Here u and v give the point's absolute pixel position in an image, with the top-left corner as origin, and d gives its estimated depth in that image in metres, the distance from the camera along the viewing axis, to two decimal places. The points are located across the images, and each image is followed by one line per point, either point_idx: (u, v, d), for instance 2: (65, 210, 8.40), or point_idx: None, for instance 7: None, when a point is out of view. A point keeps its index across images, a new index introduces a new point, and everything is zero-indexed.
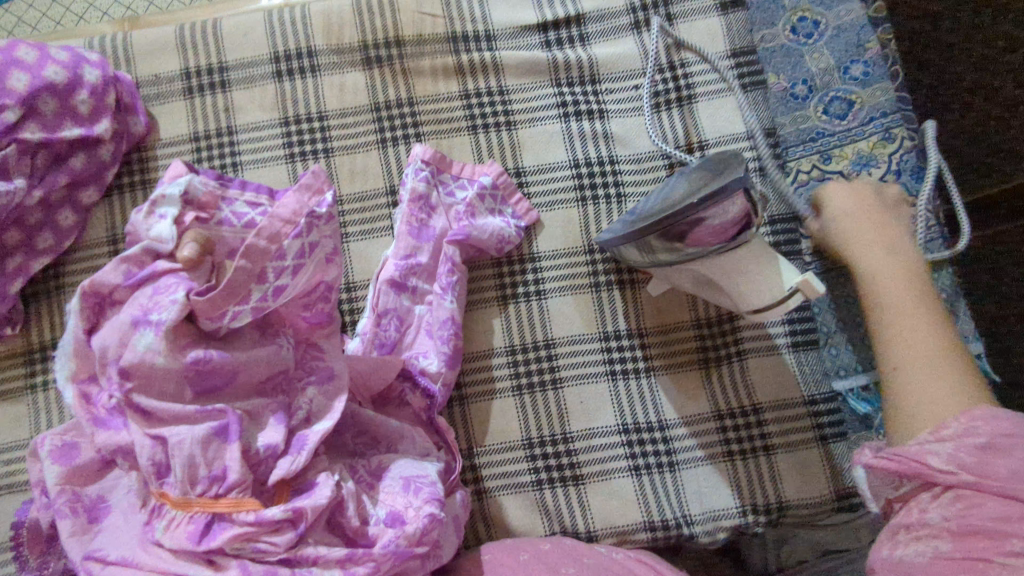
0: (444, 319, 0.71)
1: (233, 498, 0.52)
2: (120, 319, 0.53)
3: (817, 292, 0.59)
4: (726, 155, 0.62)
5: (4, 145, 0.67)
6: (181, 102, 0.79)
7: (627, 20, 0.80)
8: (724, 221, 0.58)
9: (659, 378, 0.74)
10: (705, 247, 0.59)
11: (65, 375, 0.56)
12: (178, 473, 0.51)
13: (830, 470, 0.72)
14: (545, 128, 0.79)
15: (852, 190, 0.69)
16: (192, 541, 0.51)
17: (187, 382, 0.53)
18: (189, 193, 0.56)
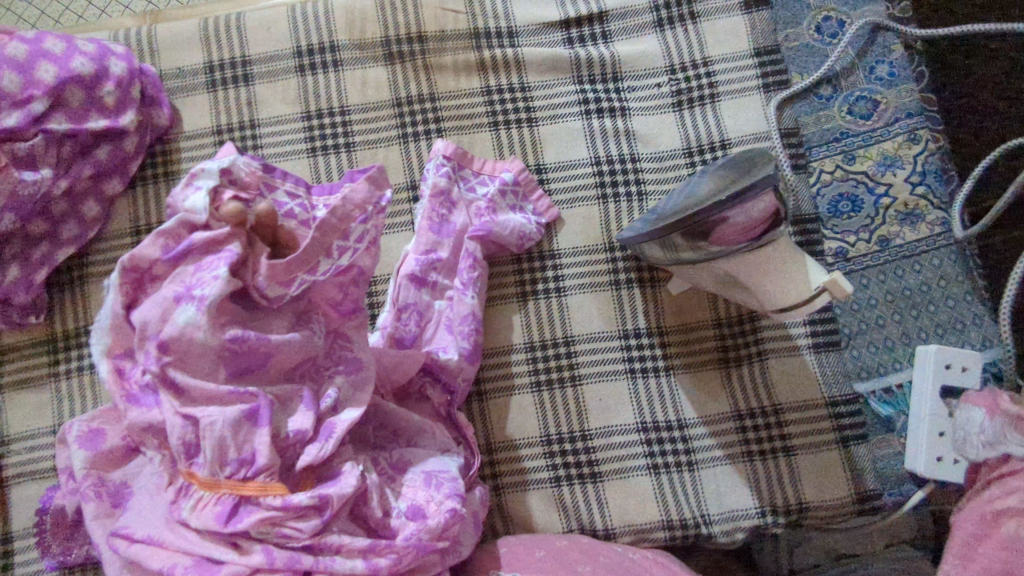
0: (465, 314, 0.71)
1: (260, 482, 0.52)
2: (160, 293, 0.52)
3: (846, 292, 0.59)
4: (751, 151, 0.61)
5: (31, 135, 0.68)
6: (204, 95, 0.79)
7: (650, 17, 0.80)
8: (750, 220, 0.57)
9: (679, 376, 0.74)
10: (730, 246, 0.59)
11: (99, 349, 0.54)
12: (208, 454, 0.51)
13: (850, 473, 0.72)
14: (567, 125, 0.78)
15: None
16: (219, 522, 0.51)
17: (223, 362, 0.52)
18: (230, 171, 0.54)
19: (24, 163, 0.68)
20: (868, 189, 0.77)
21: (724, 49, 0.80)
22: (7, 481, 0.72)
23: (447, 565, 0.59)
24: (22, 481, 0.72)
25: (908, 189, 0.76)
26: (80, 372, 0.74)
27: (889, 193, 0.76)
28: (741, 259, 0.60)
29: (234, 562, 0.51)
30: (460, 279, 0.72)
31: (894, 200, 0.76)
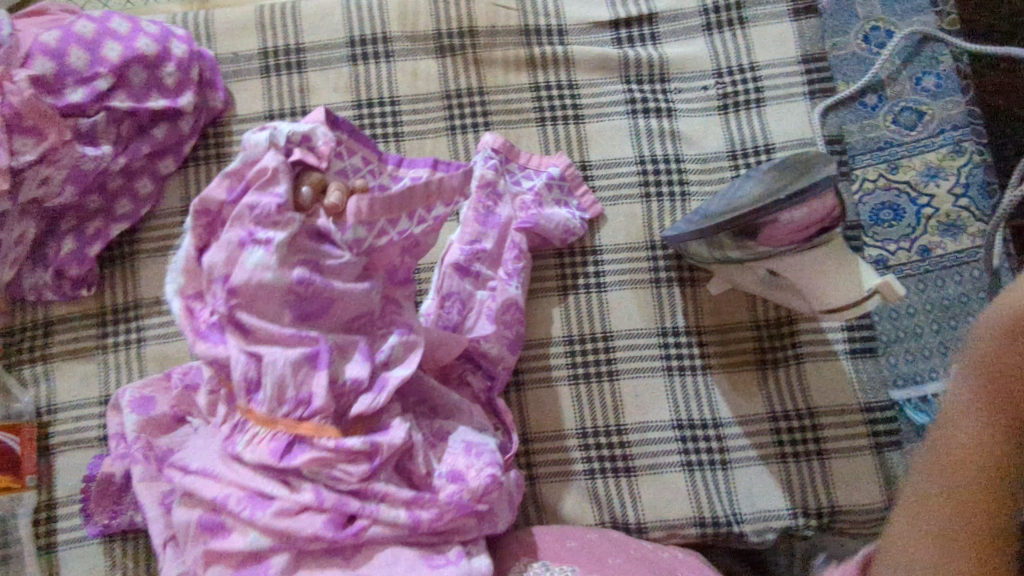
0: (508, 304, 0.72)
1: (315, 424, 0.53)
2: (226, 236, 0.51)
3: (899, 296, 0.61)
4: (806, 155, 0.62)
5: (95, 112, 0.69)
6: (258, 81, 0.81)
7: (699, 21, 0.81)
8: (800, 221, 0.58)
9: (715, 376, 0.75)
10: (777, 246, 0.60)
11: (172, 287, 0.54)
12: (269, 391, 0.53)
13: (883, 478, 0.72)
14: (613, 123, 0.79)
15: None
16: (274, 457, 0.53)
17: (288, 305, 0.52)
18: (308, 137, 0.52)
19: (85, 138, 0.69)
20: (910, 199, 0.77)
21: (772, 55, 0.80)
22: (51, 449, 0.73)
23: (483, 531, 0.61)
24: (68, 449, 0.73)
25: (951, 200, 0.77)
26: (128, 345, 0.75)
27: (932, 204, 0.77)
28: (787, 259, 0.61)
29: (285, 498, 0.54)
30: (504, 271, 0.73)
31: (937, 210, 0.77)
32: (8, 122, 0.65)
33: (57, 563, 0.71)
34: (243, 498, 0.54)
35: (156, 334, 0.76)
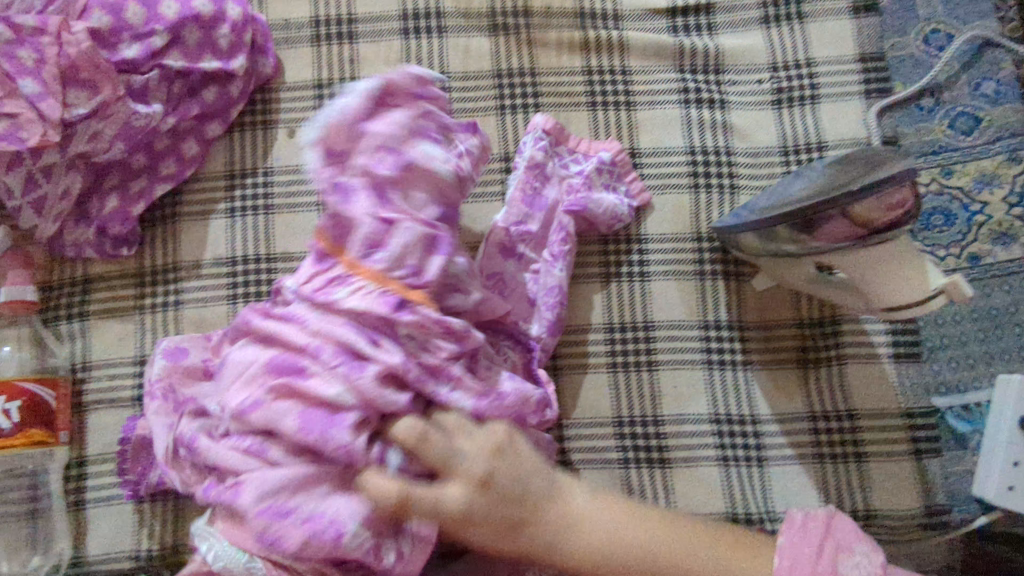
0: (552, 284, 0.72)
1: (422, 295, 0.61)
2: (394, 120, 0.66)
3: (966, 295, 0.59)
4: (869, 152, 0.62)
5: (148, 69, 0.69)
6: (308, 49, 0.80)
7: (758, 13, 0.80)
8: (857, 222, 0.57)
9: (755, 372, 0.74)
10: (830, 245, 0.60)
11: (310, 139, 0.64)
12: (392, 252, 0.61)
13: (921, 485, 0.71)
14: (665, 112, 0.78)
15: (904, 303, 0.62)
16: (386, 309, 0.60)
17: (436, 194, 0.66)
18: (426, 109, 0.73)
19: (137, 96, 0.69)
20: (962, 206, 0.76)
21: (829, 51, 0.79)
22: (86, 407, 0.73)
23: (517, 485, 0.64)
24: (102, 407, 0.73)
25: (1005, 208, 0.76)
26: (166, 307, 0.75)
27: (984, 211, 0.76)
28: (839, 258, 0.61)
29: (378, 358, 0.59)
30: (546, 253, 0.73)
31: (990, 218, 0.76)
32: (64, 74, 0.65)
33: (85, 521, 0.71)
34: (334, 353, 0.58)
35: (195, 304, 0.75)
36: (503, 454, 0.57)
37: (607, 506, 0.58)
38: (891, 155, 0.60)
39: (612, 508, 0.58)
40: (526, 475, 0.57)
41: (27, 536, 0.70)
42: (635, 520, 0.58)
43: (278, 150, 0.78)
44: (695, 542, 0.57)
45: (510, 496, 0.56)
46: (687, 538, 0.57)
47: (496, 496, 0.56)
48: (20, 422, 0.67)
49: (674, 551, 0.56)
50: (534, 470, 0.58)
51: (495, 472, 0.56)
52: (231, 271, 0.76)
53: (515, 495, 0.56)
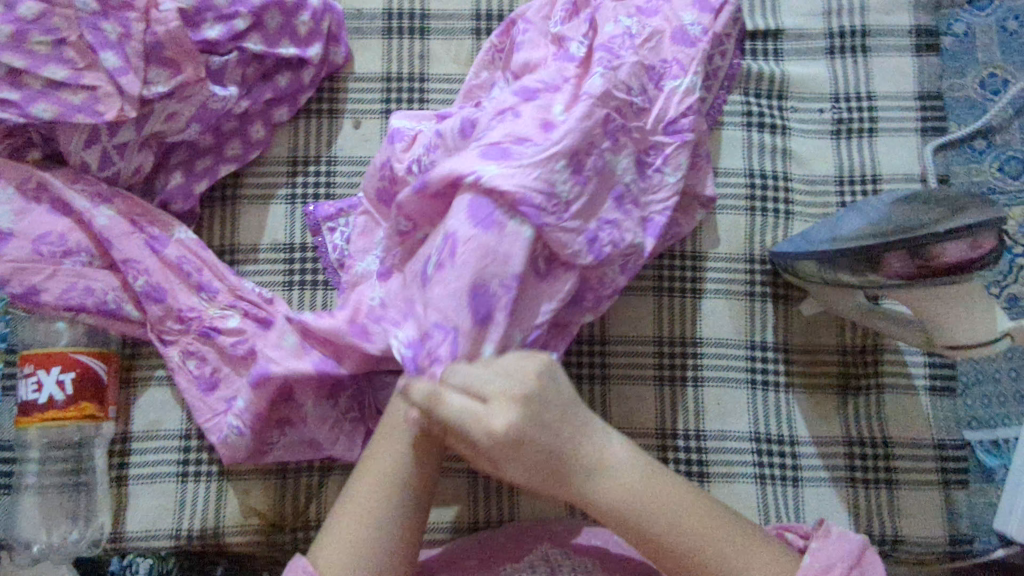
0: (636, 31, 0.67)
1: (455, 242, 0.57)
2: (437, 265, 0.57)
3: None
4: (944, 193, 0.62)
5: (227, 51, 0.69)
6: (379, 41, 0.79)
7: (823, 44, 0.82)
8: (910, 258, 0.58)
9: (796, 395, 0.76)
10: (887, 280, 0.62)
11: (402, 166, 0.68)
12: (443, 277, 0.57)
13: (947, 516, 0.74)
14: (728, 133, 0.79)
15: (603, 469, 0.53)
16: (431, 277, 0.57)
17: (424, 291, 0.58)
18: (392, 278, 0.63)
19: (214, 77, 0.69)
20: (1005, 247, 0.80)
21: (890, 87, 0.81)
22: (133, 382, 0.73)
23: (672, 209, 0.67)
24: (149, 385, 0.73)
25: None
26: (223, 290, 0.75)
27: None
28: (896, 290, 0.62)
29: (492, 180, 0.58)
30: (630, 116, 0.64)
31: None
32: (147, 51, 0.65)
33: (126, 497, 0.71)
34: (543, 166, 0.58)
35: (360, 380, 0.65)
36: (533, 401, 0.50)
37: (630, 463, 0.53)
38: (975, 198, 0.59)
39: (639, 481, 0.53)
40: (553, 427, 0.51)
41: (70, 508, 0.71)
42: (655, 512, 0.53)
43: (343, 140, 0.78)
44: (707, 535, 0.53)
45: (530, 438, 0.50)
46: (711, 531, 0.53)
47: (531, 418, 0.50)
48: (73, 394, 0.67)
49: (689, 526, 0.53)
50: (642, 485, 0.53)
51: (539, 401, 0.50)
52: (288, 258, 0.75)
53: (556, 409, 0.51)
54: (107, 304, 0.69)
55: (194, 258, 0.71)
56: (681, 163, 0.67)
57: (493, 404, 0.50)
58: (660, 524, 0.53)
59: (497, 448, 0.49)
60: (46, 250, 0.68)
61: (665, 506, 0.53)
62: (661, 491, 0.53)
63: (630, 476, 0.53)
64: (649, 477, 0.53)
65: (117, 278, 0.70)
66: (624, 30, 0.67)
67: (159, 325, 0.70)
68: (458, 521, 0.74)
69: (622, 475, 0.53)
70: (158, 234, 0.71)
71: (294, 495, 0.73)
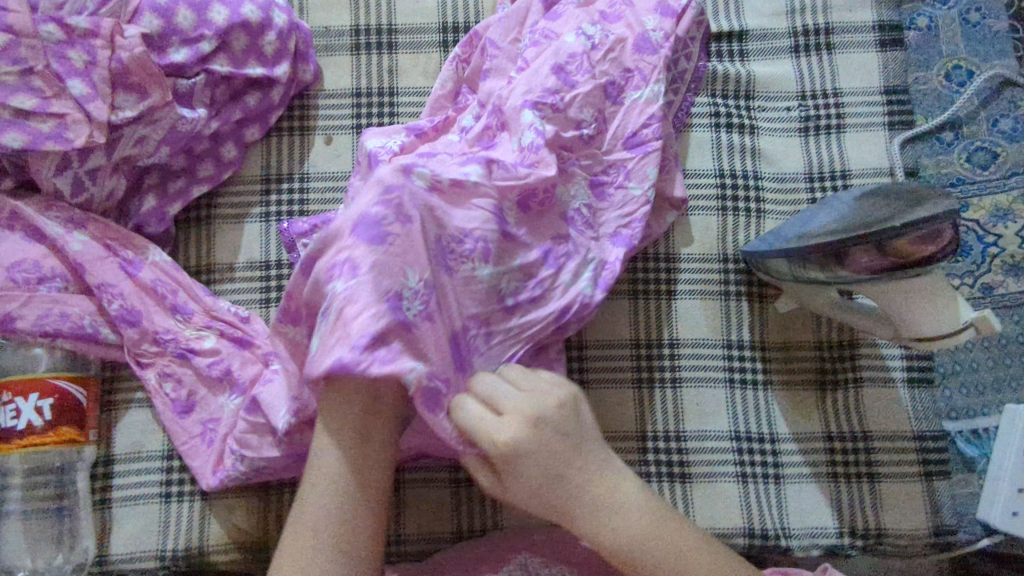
0: (595, 42, 0.68)
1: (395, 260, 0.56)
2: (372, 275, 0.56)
3: (995, 330, 0.60)
4: (903, 187, 0.63)
5: (194, 74, 0.70)
6: (347, 57, 0.80)
7: (788, 43, 0.83)
8: (876, 249, 0.59)
9: (774, 392, 0.77)
10: (855, 274, 0.62)
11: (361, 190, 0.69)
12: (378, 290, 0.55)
13: (931, 507, 0.74)
14: (697, 135, 0.80)
15: (615, 504, 0.55)
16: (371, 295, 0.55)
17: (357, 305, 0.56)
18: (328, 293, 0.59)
19: (182, 100, 0.70)
20: (977, 237, 0.80)
21: (856, 83, 0.81)
22: (114, 405, 0.73)
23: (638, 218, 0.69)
24: (129, 408, 0.73)
25: (1017, 242, 0.80)
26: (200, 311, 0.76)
27: (997, 244, 0.80)
28: (865, 285, 0.62)
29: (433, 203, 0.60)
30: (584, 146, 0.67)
31: (1002, 251, 0.80)
32: (113, 77, 0.66)
33: (109, 520, 0.71)
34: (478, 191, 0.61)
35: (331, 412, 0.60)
36: (544, 427, 0.54)
37: (642, 504, 0.56)
38: (931, 190, 0.60)
39: (648, 522, 0.55)
40: (560, 453, 0.55)
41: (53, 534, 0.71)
42: (653, 543, 0.55)
43: (315, 156, 0.78)
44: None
45: (536, 461, 0.54)
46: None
47: (540, 440, 0.54)
48: (52, 418, 0.68)
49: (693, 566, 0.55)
50: (649, 525, 0.55)
51: (555, 425, 0.55)
52: (265, 276, 0.76)
53: (564, 440, 0.55)
54: (83, 329, 0.70)
55: (169, 279, 0.72)
56: (646, 175, 0.69)
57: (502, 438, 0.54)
58: (660, 565, 0.55)
59: (505, 457, 0.54)
60: (21, 277, 0.69)
61: (668, 549, 0.55)
62: (668, 534, 0.55)
63: (638, 514, 0.56)
64: (658, 516, 0.56)
65: (93, 303, 0.71)
66: (581, 45, 0.67)
67: (136, 348, 0.71)
68: (442, 531, 0.74)
69: (622, 506, 0.55)
70: (132, 257, 0.72)
71: (277, 512, 0.73)
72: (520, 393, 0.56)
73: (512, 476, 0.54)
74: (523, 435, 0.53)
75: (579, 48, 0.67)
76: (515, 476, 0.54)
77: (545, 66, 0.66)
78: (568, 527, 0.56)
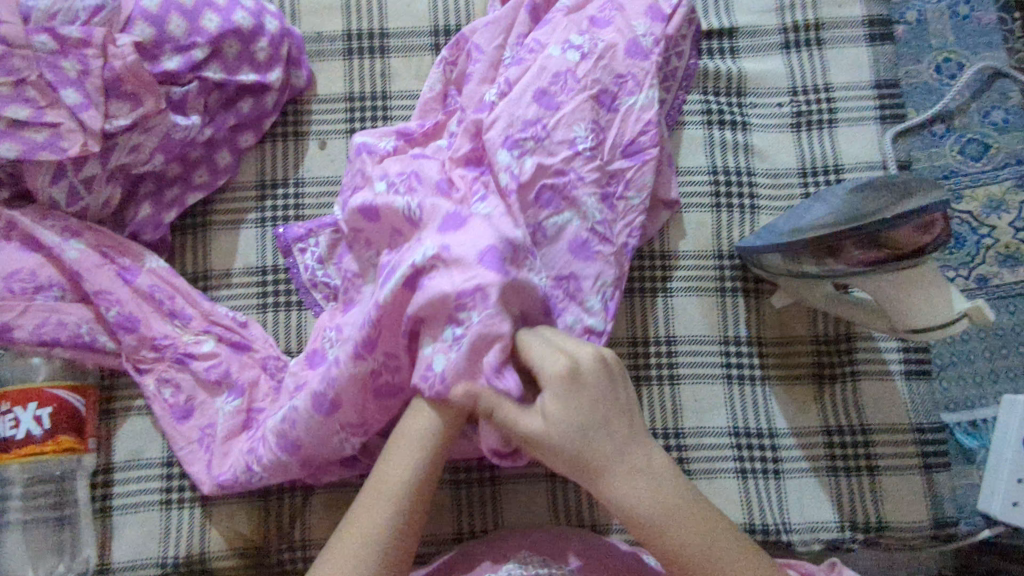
0: (586, 53, 0.68)
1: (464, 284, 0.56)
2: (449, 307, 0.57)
3: (989, 320, 0.61)
4: (893, 179, 0.63)
5: (187, 81, 0.70)
6: (340, 62, 0.81)
7: (778, 39, 0.83)
8: (868, 240, 0.59)
9: (773, 387, 0.77)
10: (849, 267, 0.62)
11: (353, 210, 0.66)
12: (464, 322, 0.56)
13: (931, 499, 0.74)
14: (689, 133, 0.80)
15: (654, 475, 0.53)
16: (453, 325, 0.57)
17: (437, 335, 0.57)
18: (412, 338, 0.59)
19: (176, 108, 0.70)
20: (971, 229, 0.80)
21: (847, 78, 0.82)
22: (113, 413, 0.74)
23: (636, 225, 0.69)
24: (128, 415, 0.73)
25: (1011, 232, 0.80)
26: None
27: (991, 235, 0.80)
28: (859, 277, 0.62)
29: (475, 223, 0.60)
30: (581, 163, 0.66)
31: (997, 242, 0.80)
32: (107, 86, 0.67)
33: (111, 528, 0.71)
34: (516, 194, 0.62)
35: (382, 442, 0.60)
36: (591, 371, 0.53)
37: (680, 483, 0.53)
38: (919, 182, 0.61)
39: (681, 503, 0.52)
40: (609, 407, 0.53)
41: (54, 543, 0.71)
42: (683, 517, 0.52)
43: (309, 161, 0.78)
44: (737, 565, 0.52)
45: (582, 404, 0.52)
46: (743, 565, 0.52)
47: (586, 389, 0.53)
48: (51, 427, 0.68)
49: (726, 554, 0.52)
50: (684, 504, 0.52)
51: (603, 380, 0.54)
52: (261, 281, 0.76)
53: (605, 395, 0.53)
54: (81, 337, 0.70)
55: (166, 286, 0.72)
56: (645, 183, 0.69)
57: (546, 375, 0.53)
58: (692, 539, 0.52)
59: (552, 390, 0.53)
60: (17, 287, 0.69)
61: (703, 529, 0.52)
62: (704, 517, 0.52)
63: (677, 488, 0.53)
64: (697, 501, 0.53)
65: (90, 311, 0.71)
66: (569, 62, 0.67)
67: (134, 355, 0.71)
68: (444, 532, 0.74)
69: (656, 472, 0.53)
70: (129, 264, 0.72)
71: (278, 516, 0.73)
72: (570, 347, 0.55)
73: (555, 417, 0.52)
74: (560, 379, 0.53)
75: (564, 66, 0.67)
76: (557, 413, 0.52)
77: (527, 94, 0.66)
78: (591, 483, 0.53)
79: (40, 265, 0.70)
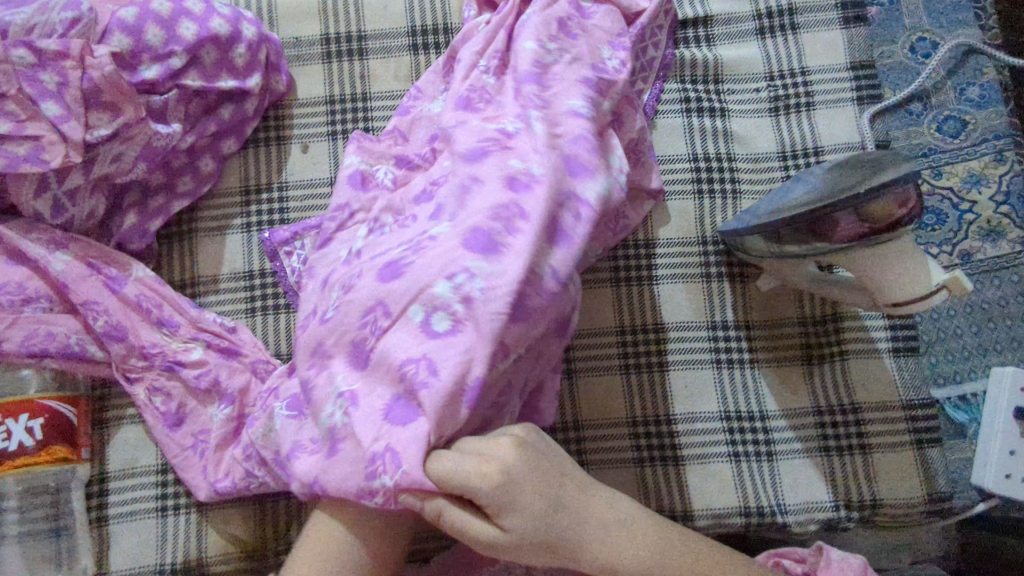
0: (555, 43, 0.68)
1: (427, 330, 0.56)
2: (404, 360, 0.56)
3: (966, 289, 0.62)
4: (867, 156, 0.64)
5: (167, 89, 0.70)
6: (319, 66, 0.81)
7: (753, 25, 0.84)
8: (846, 217, 0.59)
9: (761, 370, 0.77)
10: (829, 245, 0.62)
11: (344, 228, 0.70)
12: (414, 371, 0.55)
13: (923, 474, 0.74)
14: (668, 121, 0.81)
15: (623, 522, 0.55)
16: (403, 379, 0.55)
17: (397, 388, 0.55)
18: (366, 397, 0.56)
19: (156, 116, 0.71)
20: (953, 205, 0.81)
21: (823, 61, 0.83)
22: (106, 423, 0.74)
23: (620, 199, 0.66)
24: (120, 424, 0.74)
25: (992, 206, 0.81)
26: None
27: (973, 210, 0.81)
28: (839, 254, 0.63)
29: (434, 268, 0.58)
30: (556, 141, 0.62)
31: (979, 217, 0.80)
32: (86, 96, 0.67)
33: (107, 537, 0.72)
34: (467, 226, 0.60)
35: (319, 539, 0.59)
36: (528, 448, 0.54)
37: (645, 521, 0.56)
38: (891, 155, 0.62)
39: (649, 540, 0.55)
40: (549, 474, 0.54)
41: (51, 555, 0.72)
42: (668, 541, 0.56)
43: (292, 165, 0.79)
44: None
45: (526, 491, 0.52)
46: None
47: (531, 464, 0.53)
48: (44, 439, 0.68)
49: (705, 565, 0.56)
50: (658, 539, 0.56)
51: (536, 453, 0.54)
52: (249, 285, 0.76)
53: (541, 465, 0.54)
54: (71, 347, 0.70)
55: (153, 295, 0.73)
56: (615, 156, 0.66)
57: (497, 499, 0.51)
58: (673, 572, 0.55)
59: (499, 500, 0.51)
60: (5, 299, 0.70)
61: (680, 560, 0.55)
62: (674, 544, 0.56)
63: (645, 526, 0.56)
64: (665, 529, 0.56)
65: (79, 321, 0.71)
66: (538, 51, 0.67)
67: (123, 363, 0.71)
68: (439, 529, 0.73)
69: (624, 517, 0.55)
70: (116, 274, 0.72)
71: (275, 518, 0.73)
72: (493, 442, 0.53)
73: (516, 521, 0.51)
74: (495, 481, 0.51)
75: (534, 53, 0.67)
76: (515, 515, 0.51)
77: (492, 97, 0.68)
78: (573, 561, 0.54)
79: (27, 278, 0.71)
